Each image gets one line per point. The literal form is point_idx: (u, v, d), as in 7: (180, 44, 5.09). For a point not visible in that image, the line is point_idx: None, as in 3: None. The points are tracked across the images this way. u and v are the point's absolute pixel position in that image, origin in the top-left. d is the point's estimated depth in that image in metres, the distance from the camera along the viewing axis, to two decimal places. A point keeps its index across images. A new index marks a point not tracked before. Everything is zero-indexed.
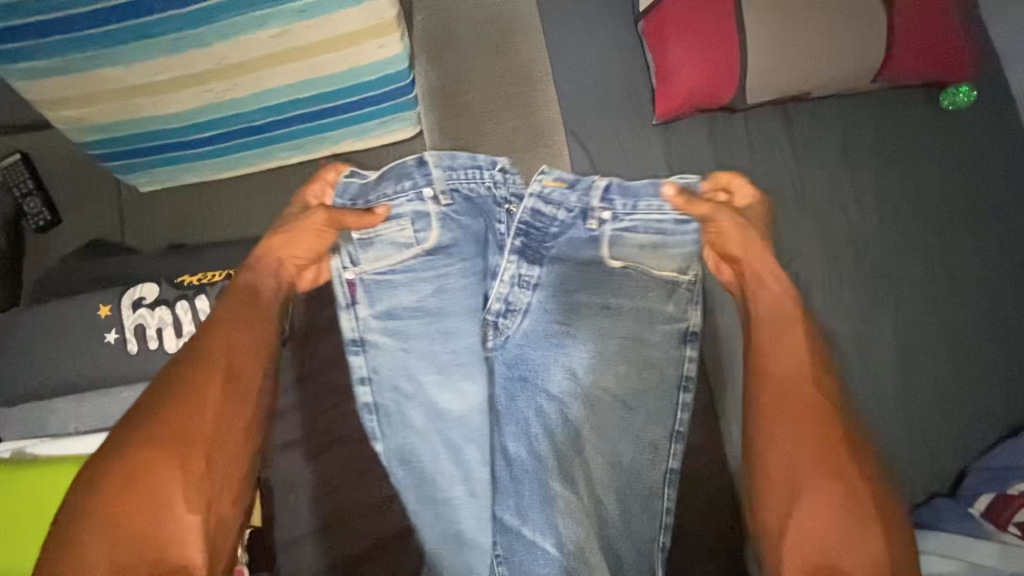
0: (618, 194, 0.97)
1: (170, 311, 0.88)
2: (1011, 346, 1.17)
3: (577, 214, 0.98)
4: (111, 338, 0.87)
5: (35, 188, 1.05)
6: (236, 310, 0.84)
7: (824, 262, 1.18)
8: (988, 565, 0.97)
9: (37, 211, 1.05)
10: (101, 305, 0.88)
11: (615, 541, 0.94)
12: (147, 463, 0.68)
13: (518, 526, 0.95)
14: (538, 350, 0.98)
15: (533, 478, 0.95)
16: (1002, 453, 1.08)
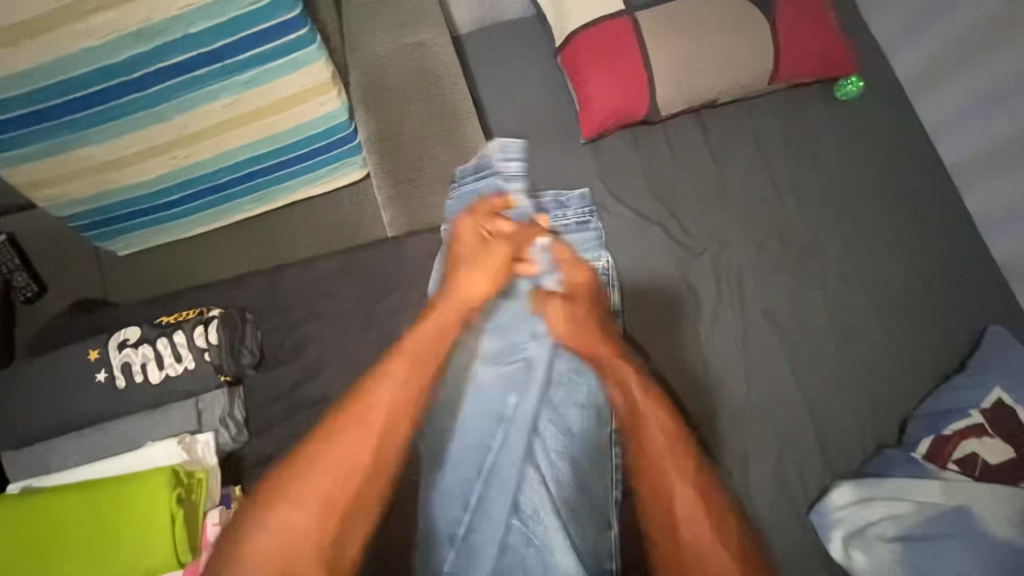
0: (544, 206, 1.14)
1: (152, 348, 0.93)
2: (930, 300, 1.28)
3: (515, 218, 1.11)
4: (101, 376, 0.93)
5: (20, 263, 1.11)
6: (420, 344, 0.74)
7: (752, 246, 1.30)
8: (933, 502, 1.06)
9: (24, 284, 1.12)
10: (91, 348, 0.94)
11: (571, 504, 0.92)
12: (297, 527, 0.64)
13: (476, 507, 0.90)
14: (500, 333, 1.00)
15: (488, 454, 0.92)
16: (937, 398, 1.17)
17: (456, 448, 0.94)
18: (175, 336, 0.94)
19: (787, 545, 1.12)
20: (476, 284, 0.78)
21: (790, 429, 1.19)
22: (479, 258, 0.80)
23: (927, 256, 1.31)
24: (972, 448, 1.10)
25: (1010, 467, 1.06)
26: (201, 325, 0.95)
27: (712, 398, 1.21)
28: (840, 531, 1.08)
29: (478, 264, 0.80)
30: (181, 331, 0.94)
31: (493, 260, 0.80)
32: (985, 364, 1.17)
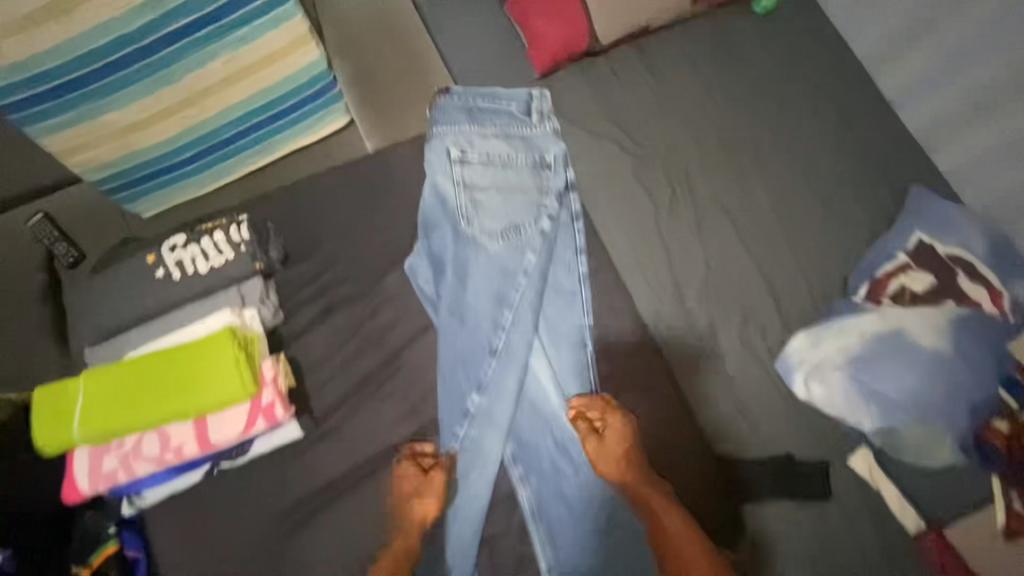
0: (500, 101, 1.14)
1: (199, 245, 1.09)
2: (855, 172, 1.45)
3: (474, 116, 1.12)
4: (161, 273, 1.07)
5: (58, 234, 1.16)
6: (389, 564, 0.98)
7: (698, 153, 1.47)
8: (871, 330, 1.22)
9: (65, 251, 1.16)
10: (147, 255, 1.09)
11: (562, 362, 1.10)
12: None
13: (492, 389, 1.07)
14: (487, 224, 1.09)
15: (492, 335, 1.08)
16: (870, 252, 1.32)
17: (469, 331, 1.08)
18: (217, 235, 1.09)
19: (756, 395, 1.28)
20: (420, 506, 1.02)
21: (749, 300, 1.34)
22: (423, 491, 1.02)
23: (849, 136, 1.48)
24: (901, 283, 1.26)
25: (932, 292, 1.23)
26: (235, 226, 1.11)
27: (676, 282, 1.37)
28: (801, 371, 1.26)
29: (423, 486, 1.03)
30: (222, 230, 1.10)
31: (436, 480, 1.03)
32: (907, 217, 1.34)
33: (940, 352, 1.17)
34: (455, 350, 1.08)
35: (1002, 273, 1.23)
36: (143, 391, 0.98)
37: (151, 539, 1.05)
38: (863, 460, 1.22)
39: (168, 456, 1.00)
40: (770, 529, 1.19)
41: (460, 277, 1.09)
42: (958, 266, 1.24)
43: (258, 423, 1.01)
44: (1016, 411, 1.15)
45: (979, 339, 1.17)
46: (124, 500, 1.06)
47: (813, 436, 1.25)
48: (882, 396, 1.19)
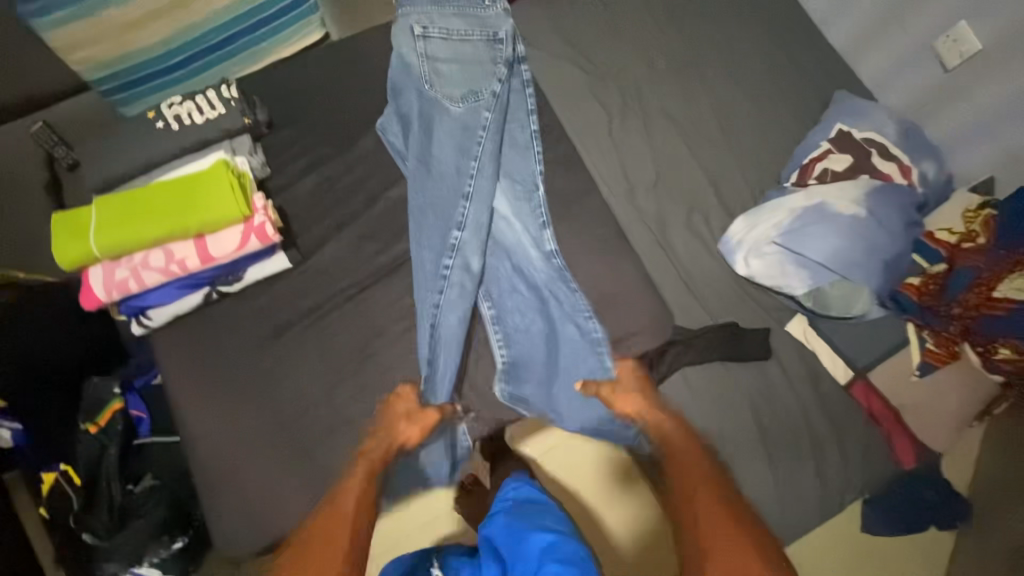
0: None
1: None
2: (791, 83, 1.57)
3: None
4: (161, 125, 0.96)
5: (58, 138, 1.17)
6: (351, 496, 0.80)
7: (644, 63, 1.56)
8: (799, 204, 1.36)
9: (63, 155, 1.17)
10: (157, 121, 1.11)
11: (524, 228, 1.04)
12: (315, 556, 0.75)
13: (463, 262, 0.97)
14: (446, 89, 1.03)
15: (456, 195, 0.99)
16: (800, 147, 1.47)
17: (436, 191, 1.00)
18: None
19: (704, 273, 1.41)
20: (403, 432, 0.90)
21: (694, 191, 1.47)
22: (410, 421, 0.90)
23: (785, 52, 1.60)
24: (824, 166, 1.42)
25: (850, 170, 1.40)
26: (226, 85, 0.99)
27: (633, 184, 1.46)
28: (741, 250, 1.38)
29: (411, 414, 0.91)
30: None
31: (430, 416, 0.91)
32: (831, 115, 1.49)
33: (858, 219, 1.32)
34: (424, 207, 1.00)
35: (911, 154, 1.43)
36: (130, 210, 0.85)
37: (155, 402, 1.16)
38: (798, 324, 1.38)
39: (170, 272, 0.87)
40: (726, 390, 1.31)
41: (426, 137, 1.02)
42: (872, 147, 1.42)
43: (256, 243, 0.89)
44: (926, 268, 1.31)
45: (888, 206, 1.33)
46: (132, 320, 0.91)
47: (756, 307, 1.39)
48: (812, 262, 1.32)
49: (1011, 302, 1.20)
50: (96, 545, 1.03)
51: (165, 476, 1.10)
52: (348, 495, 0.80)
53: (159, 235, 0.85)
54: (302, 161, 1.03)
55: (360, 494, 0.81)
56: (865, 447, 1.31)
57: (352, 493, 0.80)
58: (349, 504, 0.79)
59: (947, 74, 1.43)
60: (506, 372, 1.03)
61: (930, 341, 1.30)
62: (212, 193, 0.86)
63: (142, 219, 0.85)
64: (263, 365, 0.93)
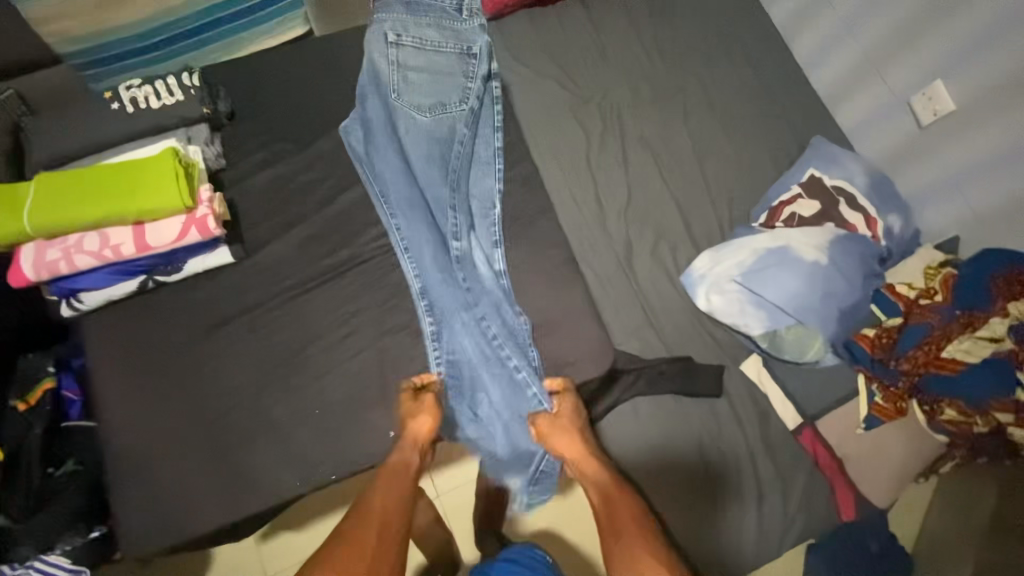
0: None
1: None
2: (770, 125, 1.58)
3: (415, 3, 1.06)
4: (116, 106, 0.95)
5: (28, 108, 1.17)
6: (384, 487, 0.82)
7: (628, 91, 1.57)
8: (765, 243, 1.37)
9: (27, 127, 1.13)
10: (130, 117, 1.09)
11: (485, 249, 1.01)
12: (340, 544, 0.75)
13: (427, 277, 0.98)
14: (416, 100, 1.02)
15: (422, 209, 1.00)
16: (773, 190, 1.48)
17: (403, 197, 1.00)
18: None
19: (665, 304, 1.40)
20: (419, 425, 0.89)
21: (664, 221, 1.47)
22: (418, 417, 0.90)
23: (768, 94, 1.61)
24: (793, 210, 1.43)
25: (816, 217, 1.42)
26: (189, 72, 0.99)
27: (604, 209, 1.46)
28: (703, 285, 1.37)
29: (418, 407, 0.90)
30: None
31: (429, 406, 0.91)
32: (806, 159, 1.50)
33: (819, 265, 1.33)
34: (395, 218, 1.00)
35: (879, 206, 1.45)
36: (69, 192, 0.84)
37: (88, 385, 1.13)
38: (753, 364, 1.37)
39: (104, 257, 0.86)
40: (673, 425, 1.30)
41: (391, 144, 1.01)
42: (841, 196, 1.45)
43: (197, 236, 0.88)
44: (882, 321, 1.32)
45: (850, 256, 1.34)
46: (62, 303, 0.90)
47: (712, 343, 1.38)
48: (769, 304, 1.33)
49: (958, 363, 1.20)
50: (7, 527, 0.99)
51: (88, 462, 1.07)
52: (376, 496, 0.80)
53: (95, 218, 0.83)
54: (260, 155, 1.02)
55: (393, 500, 0.81)
56: (806, 494, 1.30)
57: (381, 496, 0.81)
58: (378, 505, 0.79)
59: (921, 129, 1.44)
60: (458, 412, 0.97)
61: (879, 395, 1.30)
62: (154, 182, 0.84)
63: (79, 201, 0.83)
64: (192, 358, 0.91)
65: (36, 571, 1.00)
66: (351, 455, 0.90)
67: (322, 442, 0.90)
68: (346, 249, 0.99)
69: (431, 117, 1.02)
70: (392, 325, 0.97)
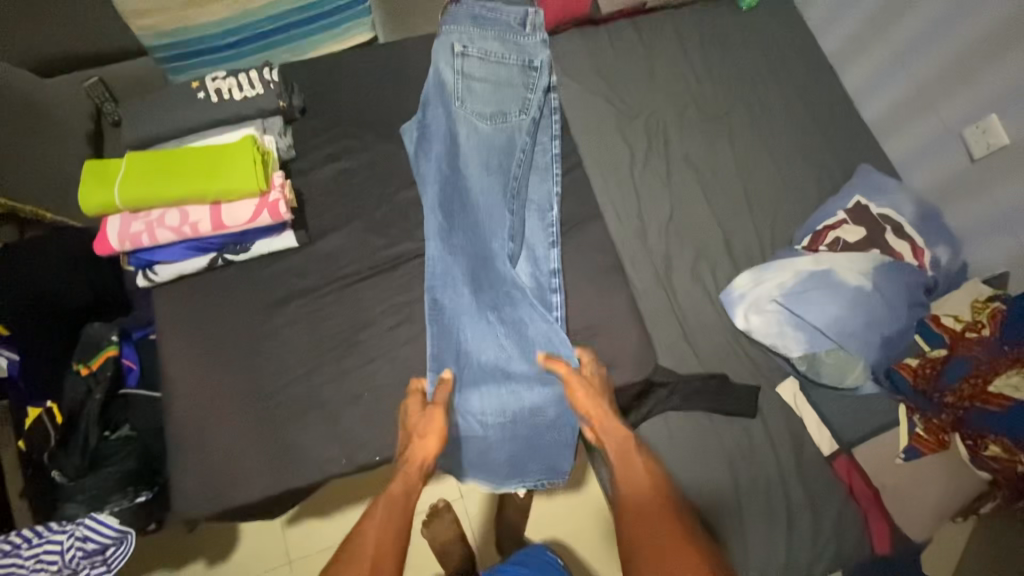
0: (514, 11, 1.11)
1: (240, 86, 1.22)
2: (815, 151, 1.59)
3: (480, 18, 1.10)
4: (201, 95, 1.01)
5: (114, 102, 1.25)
6: (386, 511, 0.79)
7: (674, 110, 1.60)
8: (807, 266, 1.37)
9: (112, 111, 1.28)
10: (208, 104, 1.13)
11: (531, 251, 1.04)
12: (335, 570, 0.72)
13: (474, 277, 1.01)
14: (478, 109, 1.06)
15: (467, 212, 1.03)
16: (819, 214, 1.48)
17: (453, 200, 1.04)
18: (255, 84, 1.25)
19: (702, 320, 1.41)
20: (425, 446, 0.87)
21: (704, 239, 1.48)
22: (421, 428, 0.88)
23: (815, 121, 1.63)
24: (837, 235, 1.42)
25: (862, 242, 1.41)
26: (269, 67, 1.05)
27: (645, 223, 1.48)
28: (742, 304, 1.38)
29: (425, 423, 0.89)
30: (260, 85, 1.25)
31: (433, 418, 0.89)
32: (852, 186, 1.50)
33: (861, 291, 1.32)
34: (444, 221, 1.02)
35: (926, 237, 1.44)
36: (156, 172, 0.90)
37: (147, 356, 1.19)
38: (789, 387, 1.36)
39: (182, 232, 0.91)
40: (704, 441, 1.30)
41: (450, 149, 1.05)
42: (887, 224, 1.44)
43: (267, 219, 0.93)
44: (925, 351, 1.30)
45: (895, 283, 1.33)
46: (138, 273, 0.95)
47: (748, 363, 1.38)
48: (809, 326, 1.33)
49: (1005, 398, 1.17)
50: (63, 484, 1.05)
51: (141, 429, 1.13)
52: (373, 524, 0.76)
53: (178, 195, 0.89)
54: (328, 149, 1.08)
55: (394, 526, 0.77)
56: (839, 522, 1.27)
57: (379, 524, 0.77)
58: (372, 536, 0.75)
59: (973, 163, 1.43)
60: (470, 425, 0.99)
61: (919, 426, 1.29)
62: (233, 168, 0.90)
63: (167, 178, 0.89)
64: (254, 334, 0.96)
65: None
66: (396, 438, 0.92)
67: (369, 424, 0.93)
68: (403, 241, 1.04)
69: (495, 126, 1.06)
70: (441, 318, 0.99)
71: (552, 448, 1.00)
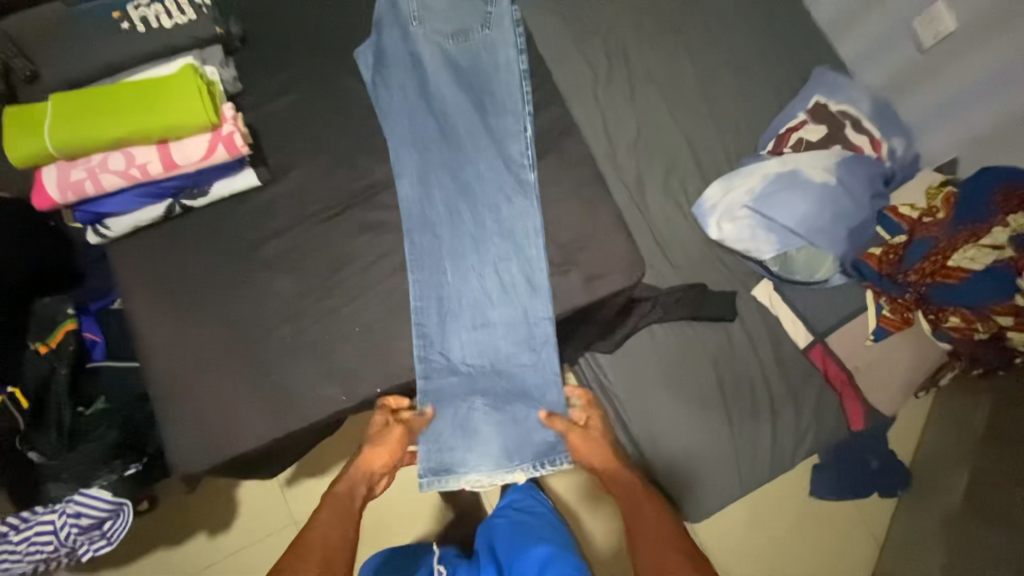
0: None
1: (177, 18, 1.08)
2: (769, 56, 1.59)
3: None
4: (126, 26, 0.91)
5: (17, 47, 0.92)
6: (332, 515, 0.90)
7: (631, 25, 1.55)
8: (773, 170, 1.39)
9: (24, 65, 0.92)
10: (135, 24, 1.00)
11: (505, 174, 0.99)
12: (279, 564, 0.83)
13: (450, 210, 0.98)
14: (437, 28, 1.01)
15: (441, 141, 1.00)
16: (781, 118, 1.50)
17: (419, 134, 0.99)
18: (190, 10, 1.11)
19: (677, 234, 1.43)
20: (377, 456, 0.96)
21: (673, 154, 1.48)
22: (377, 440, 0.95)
23: (768, 25, 1.62)
24: (799, 135, 1.45)
25: (823, 140, 1.44)
26: None
27: (613, 143, 1.46)
28: (714, 214, 1.40)
29: (382, 438, 0.95)
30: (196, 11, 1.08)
31: (394, 437, 0.95)
32: (810, 87, 1.52)
33: (826, 186, 1.35)
34: (412, 153, 0.98)
35: (882, 130, 1.49)
36: (87, 113, 0.81)
37: (110, 327, 1.14)
38: (764, 288, 1.42)
39: (131, 177, 0.84)
40: (687, 348, 1.35)
41: (415, 74, 1.01)
42: (847, 120, 1.46)
43: (224, 154, 0.86)
44: (887, 240, 1.36)
45: (857, 178, 1.37)
46: (88, 229, 0.88)
47: (725, 271, 1.42)
48: (780, 227, 1.35)
49: (963, 271, 1.26)
50: (42, 464, 0.98)
51: (117, 401, 1.07)
52: (321, 530, 0.87)
53: (119, 134, 0.81)
54: (278, 80, 1.00)
55: (337, 533, 0.88)
56: (817, 408, 1.37)
57: (326, 531, 0.88)
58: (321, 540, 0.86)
59: (923, 54, 1.46)
60: (450, 439, 0.98)
61: (885, 308, 1.35)
62: (175, 103, 0.82)
63: (102, 117, 0.81)
64: (227, 283, 0.90)
65: (76, 504, 0.99)
66: (395, 369, 0.92)
67: (365, 358, 0.91)
68: (374, 172, 0.98)
69: (458, 45, 1.01)
70: (424, 246, 0.96)
71: (545, 440, 1.00)
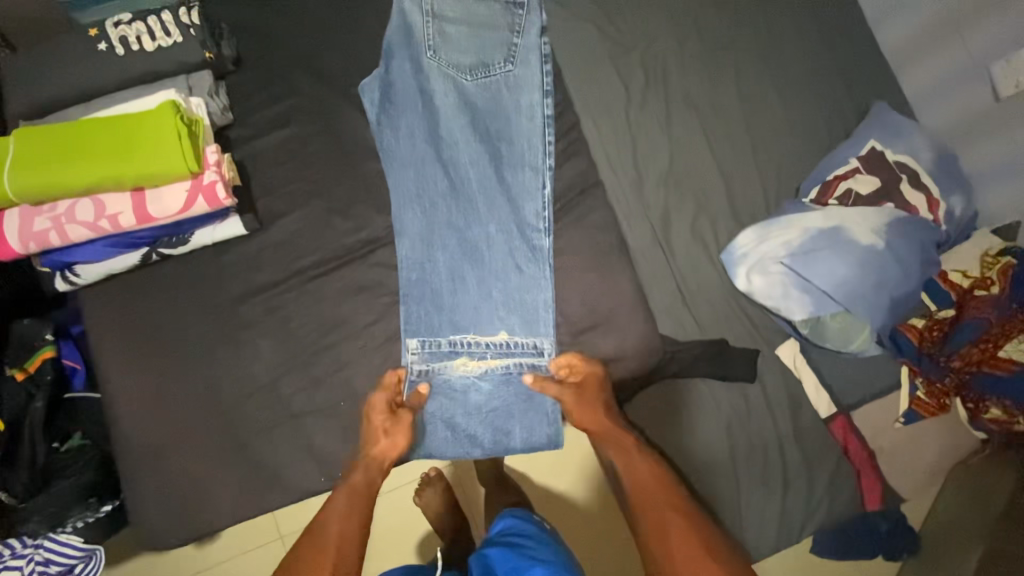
0: None
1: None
2: (824, 87, 1.43)
3: None
4: (103, 46, 0.87)
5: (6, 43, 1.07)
6: (347, 506, 0.86)
7: (674, 41, 1.39)
8: (815, 226, 1.27)
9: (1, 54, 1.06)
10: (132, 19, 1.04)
11: (517, 234, 0.97)
12: (294, 557, 0.80)
13: (450, 275, 0.96)
14: (452, 60, 0.95)
15: (449, 195, 0.96)
16: (830, 161, 1.36)
17: (422, 184, 0.96)
18: None
19: (702, 283, 1.31)
20: (394, 445, 0.90)
21: (706, 193, 1.34)
22: (387, 430, 0.90)
23: (827, 51, 1.45)
24: (848, 185, 1.32)
25: (875, 194, 1.32)
26: (186, 5, 0.90)
27: (640, 176, 1.32)
28: (744, 265, 1.28)
29: (394, 427, 0.91)
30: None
31: (404, 421, 0.91)
32: (866, 127, 1.38)
33: (873, 251, 1.24)
34: (415, 209, 0.96)
35: (942, 185, 1.34)
36: (57, 153, 0.77)
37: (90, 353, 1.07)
38: (789, 349, 1.30)
39: (100, 228, 0.82)
40: (701, 406, 1.26)
41: (428, 114, 0.96)
42: (903, 172, 1.34)
43: (204, 205, 0.83)
44: (933, 311, 1.27)
45: (909, 240, 1.25)
46: (56, 275, 0.88)
47: (749, 327, 1.30)
48: (818, 289, 1.24)
49: (1011, 363, 1.17)
50: (12, 506, 0.93)
51: (97, 437, 1.03)
52: (332, 524, 0.84)
53: (89, 183, 0.77)
54: (272, 112, 0.98)
55: (351, 529, 0.84)
56: (832, 486, 1.28)
57: (339, 524, 0.84)
58: (333, 534, 0.83)
59: (997, 104, 1.30)
60: (449, 416, 0.97)
61: (921, 389, 1.28)
62: (150, 148, 0.77)
63: (70, 159, 0.77)
64: (214, 336, 0.92)
65: (45, 551, 0.97)
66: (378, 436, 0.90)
67: (339, 437, 0.93)
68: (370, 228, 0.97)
69: (477, 82, 0.96)
70: (417, 309, 0.95)
71: (536, 414, 0.98)
